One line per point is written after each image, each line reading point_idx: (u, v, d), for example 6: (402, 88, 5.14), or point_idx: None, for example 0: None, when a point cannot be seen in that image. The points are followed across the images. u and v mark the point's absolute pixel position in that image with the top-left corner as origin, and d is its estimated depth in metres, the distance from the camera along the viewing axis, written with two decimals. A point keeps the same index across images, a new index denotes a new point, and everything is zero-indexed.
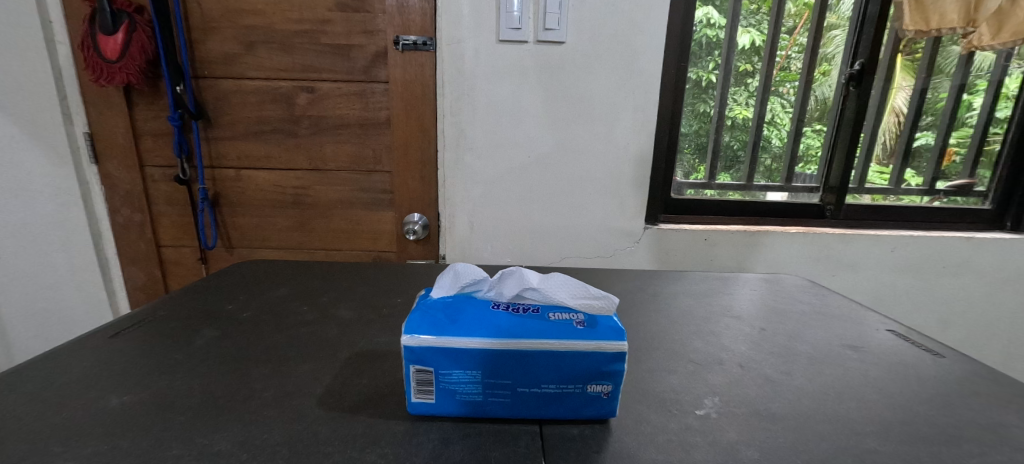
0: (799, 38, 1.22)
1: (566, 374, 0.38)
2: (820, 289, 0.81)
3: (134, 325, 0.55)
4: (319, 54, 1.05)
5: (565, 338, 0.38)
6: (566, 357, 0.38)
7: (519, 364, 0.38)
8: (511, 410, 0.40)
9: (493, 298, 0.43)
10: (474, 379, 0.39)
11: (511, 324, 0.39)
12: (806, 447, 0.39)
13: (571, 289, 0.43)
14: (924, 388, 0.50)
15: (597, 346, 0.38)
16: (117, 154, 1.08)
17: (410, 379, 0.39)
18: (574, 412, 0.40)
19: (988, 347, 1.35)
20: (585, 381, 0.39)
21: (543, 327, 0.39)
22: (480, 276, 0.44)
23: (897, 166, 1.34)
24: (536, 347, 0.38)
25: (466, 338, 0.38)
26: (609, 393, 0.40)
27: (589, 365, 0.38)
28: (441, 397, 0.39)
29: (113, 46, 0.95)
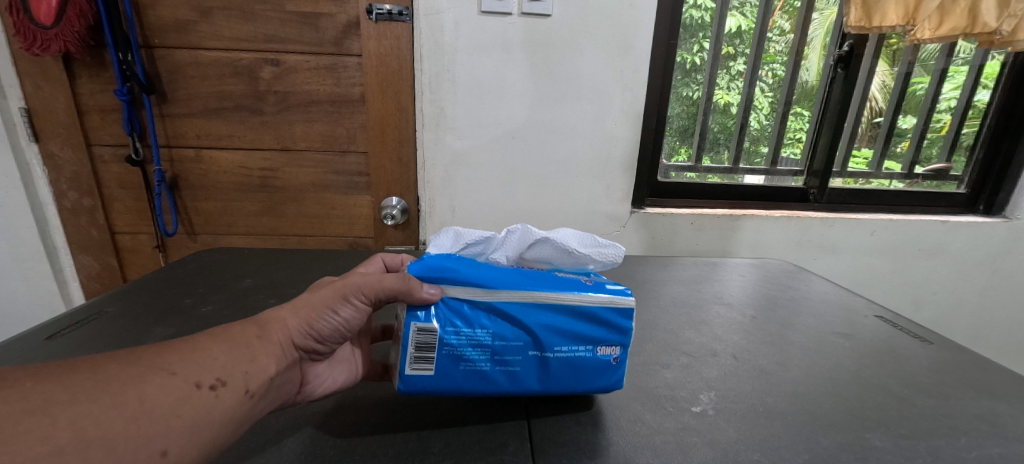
0: (779, 21, 1.20)
1: (579, 335, 0.36)
2: (805, 273, 0.80)
3: (77, 324, 0.49)
4: (285, 24, 0.98)
5: (579, 291, 0.36)
6: (580, 312, 0.36)
7: (530, 325, 0.35)
8: (514, 379, 0.37)
9: (500, 257, 0.40)
10: (479, 341, 0.35)
11: (520, 277, 0.37)
12: (806, 445, 0.37)
13: (578, 238, 0.41)
14: (917, 376, 0.48)
15: (611, 301, 0.36)
16: (60, 131, 0.99)
17: (407, 344, 0.35)
18: (580, 380, 0.38)
19: (957, 327, 1.39)
20: (597, 343, 0.37)
21: (552, 282, 0.37)
22: (484, 234, 0.40)
23: (878, 150, 1.35)
24: (547, 300, 0.36)
25: (473, 288, 0.35)
26: (618, 359, 0.38)
27: (601, 323, 0.37)
28: (441, 367, 0.35)
29: (47, 9, 0.85)
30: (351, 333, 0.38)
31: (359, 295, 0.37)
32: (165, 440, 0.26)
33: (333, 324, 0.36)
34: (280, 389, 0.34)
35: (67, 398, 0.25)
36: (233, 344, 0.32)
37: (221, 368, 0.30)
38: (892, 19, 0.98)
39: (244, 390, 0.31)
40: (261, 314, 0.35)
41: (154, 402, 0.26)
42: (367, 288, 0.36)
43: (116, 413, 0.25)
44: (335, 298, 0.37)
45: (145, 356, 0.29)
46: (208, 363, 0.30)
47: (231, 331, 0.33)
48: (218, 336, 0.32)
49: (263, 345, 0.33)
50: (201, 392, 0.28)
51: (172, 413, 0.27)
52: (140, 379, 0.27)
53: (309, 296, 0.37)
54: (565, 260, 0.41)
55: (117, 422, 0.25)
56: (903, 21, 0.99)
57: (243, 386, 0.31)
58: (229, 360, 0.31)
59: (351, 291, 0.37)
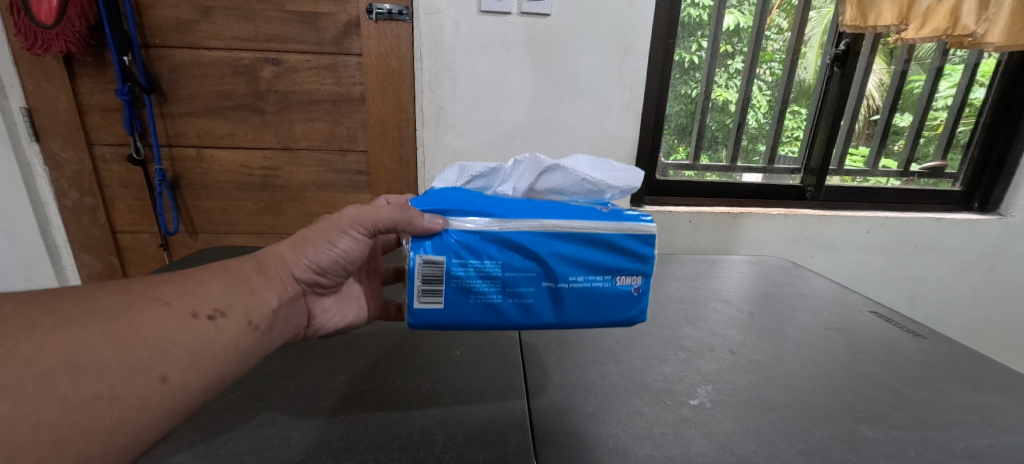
0: (777, 19, 1.21)
1: (596, 262, 0.40)
2: (801, 269, 0.81)
3: None
4: (286, 23, 0.98)
5: (594, 220, 0.40)
6: (596, 241, 0.39)
7: (549, 256, 0.38)
8: (540, 310, 0.39)
9: (506, 189, 0.44)
10: (498, 274, 0.38)
11: (533, 209, 0.40)
12: (800, 436, 0.38)
13: (588, 166, 0.44)
14: (910, 369, 0.49)
15: (626, 228, 0.40)
16: (61, 131, 0.99)
17: (415, 277, 0.38)
18: (604, 312, 0.41)
19: (952, 323, 1.40)
20: (613, 273, 0.40)
21: (567, 213, 0.40)
22: (494, 168, 0.44)
23: (875, 148, 1.36)
24: (562, 230, 0.39)
25: (490, 219, 0.39)
26: (640, 289, 0.41)
27: (616, 251, 0.40)
28: (465, 299, 0.38)
29: (48, 10, 0.86)
30: (349, 264, 0.44)
31: (352, 229, 0.43)
32: (162, 366, 0.30)
33: (331, 255, 0.43)
34: (288, 318, 0.40)
35: (55, 326, 0.28)
36: (233, 280, 0.37)
37: (218, 300, 0.35)
38: (887, 18, 0.98)
39: (245, 321, 0.36)
40: (266, 251, 0.41)
41: (151, 332, 0.31)
42: (361, 223, 0.42)
43: (110, 344, 0.29)
44: (331, 234, 0.43)
45: (141, 292, 0.33)
46: (204, 297, 0.34)
47: (233, 269, 0.38)
48: (213, 273, 0.37)
49: (264, 277, 0.39)
50: (197, 320, 0.33)
51: (169, 341, 0.31)
52: (133, 309, 0.31)
53: (308, 233, 0.43)
54: (574, 188, 0.42)
55: (112, 350, 0.29)
56: (897, 20, 0.99)
57: (243, 316, 0.36)
58: (225, 293, 0.36)
59: (347, 224, 0.43)
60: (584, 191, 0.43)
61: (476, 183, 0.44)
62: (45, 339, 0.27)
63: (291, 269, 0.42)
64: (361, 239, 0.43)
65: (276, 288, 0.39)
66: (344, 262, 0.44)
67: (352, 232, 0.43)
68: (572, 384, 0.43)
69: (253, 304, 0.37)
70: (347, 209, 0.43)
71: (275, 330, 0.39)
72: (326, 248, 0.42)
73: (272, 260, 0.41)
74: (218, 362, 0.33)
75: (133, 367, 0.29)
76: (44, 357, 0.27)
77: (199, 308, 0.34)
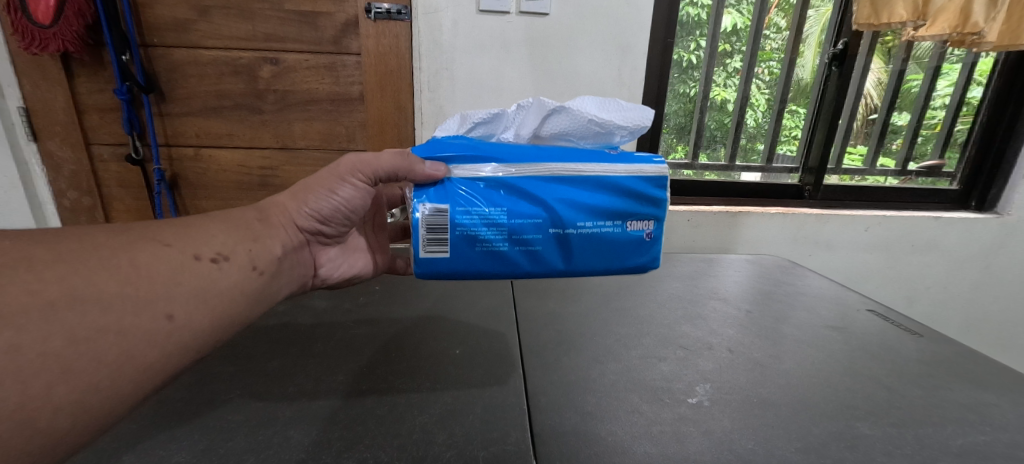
0: (775, 19, 1.22)
1: (603, 208, 0.43)
2: (800, 268, 0.81)
3: None
4: (284, 23, 0.98)
5: (603, 163, 0.43)
6: (605, 185, 0.43)
7: (559, 201, 0.42)
8: (550, 255, 0.43)
9: (510, 135, 0.46)
10: (509, 221, 0.42)
11: (541, 153, 0.44)
12: (798, 434, 0.38)
13: (593, 107, 0.45)
14: (907, 367, 0.49)
15: (637, 170, 0.44)
16: (58, 131, 0.99)
17: (419, 225, 0.41)
18: (612, 257, 0.44)
19: (949, 321, 1.40)
20: (624, 218, 0.44)
21: (575, 158, 0.44)
22: (498, 116, 0.46)
23: (873, 147, 1.39)
24: (571, 173, 0.43)
25: (499, 164, 0.43)
26: (652, 236, 0.45)
27: (626, 196, 0.43)
28: (479, 245, 0.42)
29: (45, 9, 0.85)
30: (349, 212, 0.48)
31: (353, 177, 0.46)
32: (168, 304, 0.32)
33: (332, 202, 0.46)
34: (292, 261, 0.44)
35: (52, 259, 0.29)
36: (237, 230, 0.40)
37: (220, 244, 0.37)
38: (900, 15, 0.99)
39: (248, 265, 0.38)
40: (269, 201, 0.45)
41: (155, 273, 0.32)
42: (361, 171, 0.46)
43: (114, 280, 0.30)
44: (333, 182, 0.46)
45: (140, 236, 0.34)
46: (207, 242, 0.37)
47: (234, 216, 0.41)
48: (212, 220, 0.40)
49: (268, 223, 0.43)
50: (199, 262, 0.35)
51: (171, 281, 0.33)
52: (133, 247, 0.33)
53: (309, 183, 0.47)
54: (580, 129, 0.45)
55: (116, 287, 0.30)
56: (912, 17, 0.99)
57: (248, 261, 0.39)
58: (228, 237, 0.39)
59: (347, 173, 0.46)
60: (591, 134, 0.45)
61: (478, 131, 0.46)
62: (50, 273, 0.28)
63: (294, 217, 0.46)
64: (360, 187, 0.47)
65: (278, 236, 0.43)
66: (346, 210, 0.48)
67: (351, 182, 0.46)
68: (571, 383, 0.43)
69: (257, 251, 0.40)
70: (345, 158, 0.47)
71: (281, 276, 0.42)
72: (328, 198, 0.46)
73: (276, 209, 0.45)
74: (224, 302, 0.36)
75: (139, 304, 0.31)
76: (48, 289, 0.28)
77: (201, 251, 0.36)
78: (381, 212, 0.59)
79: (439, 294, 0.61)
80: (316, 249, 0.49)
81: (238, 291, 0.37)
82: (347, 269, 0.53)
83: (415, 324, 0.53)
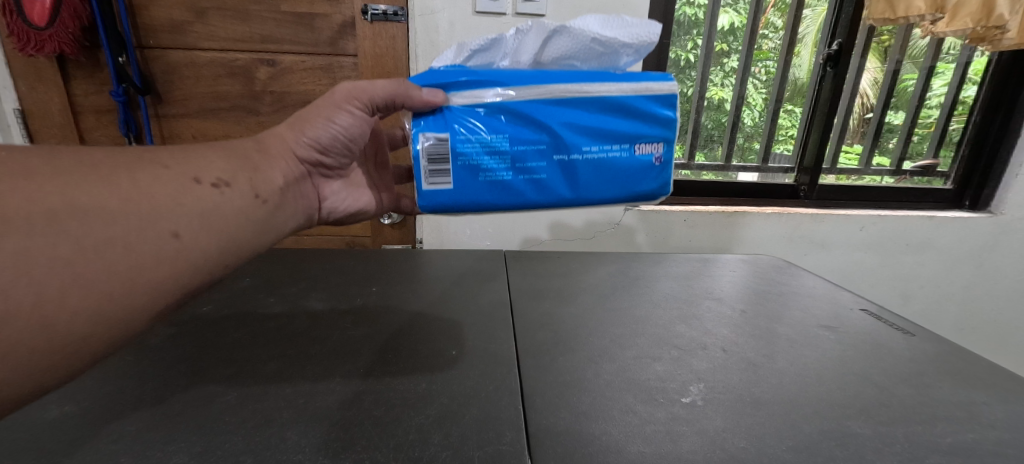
0: (772, 18, 1.23)
1: (606, 132, 0.45)
2: (795, 268, 0.81)
3: None
4: (281, 24, 0.98)
5: (608, 82, 0.45)
6: (610, 108, 0.45)
7: (563, 127, 0.45)
8: (557, 182, 0.46)
9: (510, 61, 0.47)
10: (510, 149, 0.44)
11: (543, 76, 0.45)
12: (790, 433, 0.39)
13: (596, 25, 0.46)
14: (897, 366, 0.50)
15: (641, 89, 0.46)
16: (54, 133, 0.99)
17: (421, 157, 0.44)
18: (621, 183, 0.46)
19: (943, 320, 1.41)
20: (632, 143, 0.46)
21: (579, 77, 0.46)
22: (497, 43, 0.46)
23: (868, 146, 1.40)
24: (575, 95, 0.45)
25: (502, 88, 0.45)
26: (661, 160, 0.47)
27: (632, 119, 0.46)
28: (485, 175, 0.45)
29: (41, 10, 0.85)
30: (348, 139, 0.49)
31: (352, 104, 0.47)
32: (172, 222, 0.32)
33: (332, 131, 0.47)
34: (295, 193, 0.44)
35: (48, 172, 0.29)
36: (237, 157, 0.39)
37: (218, 171, 0.36)
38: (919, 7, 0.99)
39: (251, 192, 0.38)
40: (262, 135, 0.45)
41: (153, 192, 0.32)
42: (359, 97, 0.47)
43: (114, 196, 0.30)
44: (331, 109, 0.47)
45: (139, 156, 0.33)
46: (204, 167, 0.36)
47: (230, 146, 0.40)
48: (204, 147, 0.38)
49: (264, 154, 0.42)
50: (199, 185, 0.34)
51: (175, 203, 0.32)
52: (127, 168, 0.32)
53: (306, 113, 0.47)
54: (583, 51, 0.46)
55: (113, 211, 0.29)
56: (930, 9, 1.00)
57: (249, 188, 0.38)
58: (224, 163, 0.37)
59: (344, 101, 0.47)
60: (594, 55, 0.46)
61: (477, 59, 0.47)
62: (46, 193, 0.27)
63: (293, 148, 0.46)
64: (358, 114, 0.48)
65: (280, 165, 0.43)
66: (345, 138, 0.49)
67: (348, 108, 0.47)
68: (566, 384, 0.43)
69: (258, 179, 0.39)
70: (340, 86, 0.48)
71: (285, 207, 0.42)
72: (326, 126, 0.47)
73: (274, 140, 0.44)
74: (229, 226, 0.35)
75: (142, 222, 0.30)
76: (46, 199, 0.27)
77: (200, 175, 0.35)
78: (384, 150, 0.60)
79: (435, 295, 0.61)
80: (318, 182, 0.50)
81: (242, 218, 0.36)
82: (349, 204, 0.54)
83: (412, 325, 0.53)
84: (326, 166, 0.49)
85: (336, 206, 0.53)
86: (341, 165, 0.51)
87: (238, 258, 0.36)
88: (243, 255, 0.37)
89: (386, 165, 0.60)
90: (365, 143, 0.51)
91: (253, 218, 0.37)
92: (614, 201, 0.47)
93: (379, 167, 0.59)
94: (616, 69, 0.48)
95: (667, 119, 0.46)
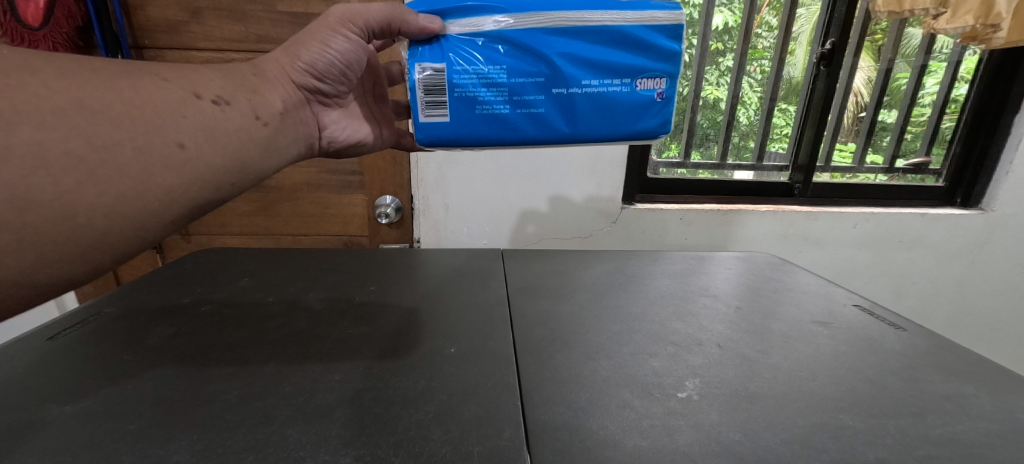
0: (767, 17, 1.23)
1: (606, 66, 0.48)
2: (789, 265, 0.82)
3: (77, 325, 0.50)
4: (277, 24, 0.98)
5: (611, 9, 0.47)
6: (612, 40, 0.47)
7: (562, 58, 0.47)
8: (554, 116, 0.49)
9: None
10: (504, 81, 0.48)
11: (543, 2, 0.47)
12: (783, 426, 0.39)
13: None
14: (889, 361, 0.51)
15: (644, 18, 0.47)
16: None
17: (416, 89, 0.48)
18: (619, 117, 0.49)
19: (934, 316, 1.43)
20: (635, 78, 0.48)
21: (581, 4, 0.47)
22: None
23: (861, 144, 1.41)
24: (578, 25, 0.47)
25: (502, 15, 0.47)
26: (663, 96, 0.49)
27: (635, 54, 0.48)
28: (480, 109, 0.48)
29: (35, 10, 0.84)
30: (346, 63, 0.54)
31: (347, 27, 0.52)
32: (177, 134, 0.39)
33: (328, 56, 0.53)
34: (294, 117, 0.51)
35: (55, 77, 0.35)
36: (236, 79, 0.47)
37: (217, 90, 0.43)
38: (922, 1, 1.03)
39: (253, 115, 0.46)
40: (260, 62, 0.51)
41: (157, 101, 0.39)
42: (354, 21, 0.52)
43: (118, 102, 0.37)
44: (327, 33, 0.52)
45: (139, 68, 0.40)
46: (205, 85, 0.43)
47: (232, 70, 0.47)
48: (203, 69, 0.45)
49: (262, 78, 0.49)
50: (200, 100, 0.42)
51: (178, 113, 0.40)
52: (128, 76, 0.39)
53: (304, 37, 0.53)
54: None
55: (109, 142, 0.35)
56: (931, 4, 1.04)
57: (250, 109, 0.46)
58: (221, 83, 0.45)
59: (339, 25, 0.52)
60: None
61: None
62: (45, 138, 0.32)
63: (290, 74, 0.52)
64: (352, 39, 0.53)
65: (277, 89, 0.50)
66: (341, 64, 0.54)
67: (344, 33, 0.52)
68: (564, 380, 0.44)
69: (257, 101, 0.47)
70: (334, 10, 0.52)
71: (285, 130, 0.50)
72: (321, 51, 0.52)
73: (271, 65, 0.50)
74: (229, 138, 0.43)
75: (147, 129, 0.38)
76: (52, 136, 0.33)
77: (201, 91, 0.42)
78: (383, 84, 0.66)
79: (433, 292, 0.62)
80: (318, 110, 0.56)
81: (243, 133, 0.44)
82: (349, 133, 0.61)
83: (411, 323, 0.53)
84: (325, 93, 0.55)
85: (336, 135, 0.59)
86: (340, 93, 0.57)
87: (241, 176, 0.45)
88: (244, 181, 0.45)
89: (385, 98, 0.66)
90: (360, 69, 0.56)
91: (254, 136, 0.46)
92: (613, 137, 0.50)
93: (379, 100, 0.65)
94: None
95: (671, 52, 0.48)
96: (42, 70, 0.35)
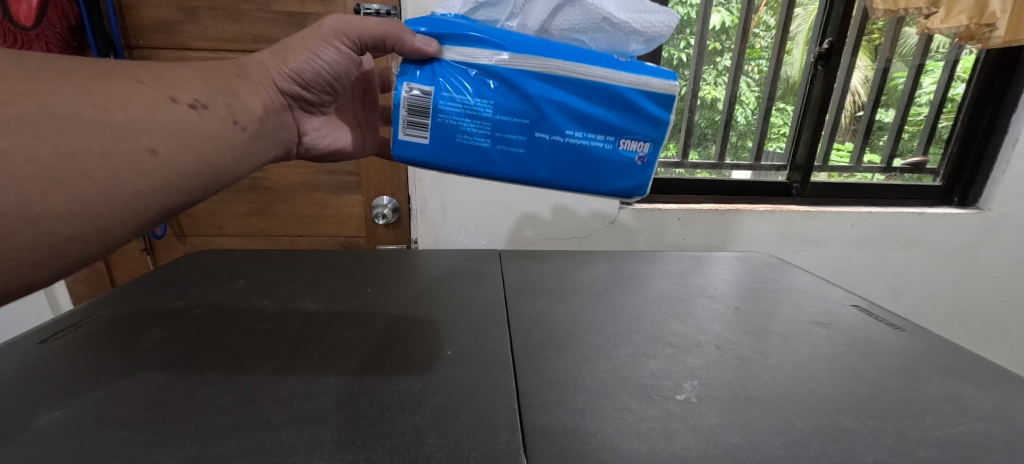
0: (764, 17, 1.26)
1: (590, 121, 0.47)
2: (786, 265, 0.82)
3: (69, 329, 0.50)
4: (273, 24, 0.97)
5: (607, 68, 0.46)
6: (601, 96, 0.46)
7: (548, 104, 0.46)
8: (531, 160, 0.48)
9: (515, 24, 0.49)
10: (488, 115, 0.47)
11: (542, 46, 0.47)
12: (782, 430, 0.39)
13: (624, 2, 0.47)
14: (888, 361, 0.51)
15: (638, 83, 0.46)
16: None
17: (401, 109, 0.48)
18: (595, 173, 0.48)
19: (932, 315, 1.43)
20: (619, 138, 0.47)
21: (580, 57, 0.46)
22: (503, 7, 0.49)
23: (857, 144, 1.44)
24: (572, 74, 0.46)
25: (496, 50, 0.47)
26: (644, 160, 0.48)
27: (624, 116, 0.47)
28: (461, 136, 0.48)
29: (28, 10, 0.83)
30: (334, 73, 0.54)
31: (340, 39, 0.52)
32: (150, 140, 0.38)
33: (318, 65, 0.52)
34: (275, 124, 0.50)
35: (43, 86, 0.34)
36: (218, 82, 0.45)
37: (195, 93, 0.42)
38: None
39: (230, 119, 0.45)
40: (246, 62, 0.49)
41: (132, 105, 0.38)
42: (347, 34, 0.51)
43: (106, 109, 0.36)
44: (319, 43, 0.52)
45: (113, 68, 0.39)
46: (181, 87, 0.42)
47: (210, 70, 0.46)
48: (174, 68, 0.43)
49: (244, 80, 0.48)
50: (175, 104, 0.41)
51: (152, 118, 0.39)
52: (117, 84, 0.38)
53: (295, 42, 0.52)
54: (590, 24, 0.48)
55: None
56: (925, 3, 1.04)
57: (227, 114, 0.44)
58: (199, 86, 0.43)
59: (332, 36, 0.51)
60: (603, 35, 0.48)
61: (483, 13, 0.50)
62: None
63: (274, 78, 0.51)
64: (344, 51, 0.52)
65: (260, 94, 0.48)
66: (329, 74, 0.53)
67: (335, 44, 0.52)
68: (562, 382, 0.43)
69: (236, 106, 0.46)
70: (329, 20, 0.52)
71: (264, 135, 0.49)
72: (311, 60, 0.52)
73: (257, 68, 0.49)
74: (205, 145, 0.42)
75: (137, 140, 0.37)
76: None
77: (177, 95, 0.41)
78: (371, 91, 0.65)
79: (431, 294, 0.61)
80: (300, 116, 0.56)
81: (219, 140, 0.43)
82: (331, 141, 0.60)
83: (408, 326, 0.53)
84: (309, 100, 0.55)
85: (317, 142, 0.59)
86: (325, 101, 0.57)
87: (213, 178, 0.44)
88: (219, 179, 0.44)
89: (373, 105, 0.66)
90: (348, 80, 0.56)
91: (230, 142, 0.44)
92: (587, 190, 0.49)
93: (367, 106, 0.66)
94: (625, 55, 0.49)
95: (660, 120, 0.47)
96: (30, 75, 0.34)
